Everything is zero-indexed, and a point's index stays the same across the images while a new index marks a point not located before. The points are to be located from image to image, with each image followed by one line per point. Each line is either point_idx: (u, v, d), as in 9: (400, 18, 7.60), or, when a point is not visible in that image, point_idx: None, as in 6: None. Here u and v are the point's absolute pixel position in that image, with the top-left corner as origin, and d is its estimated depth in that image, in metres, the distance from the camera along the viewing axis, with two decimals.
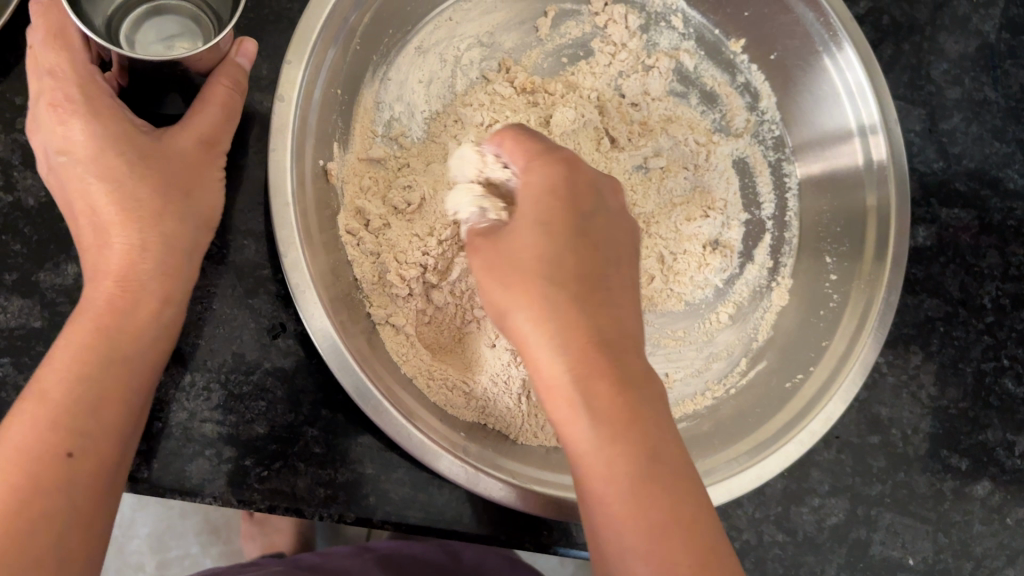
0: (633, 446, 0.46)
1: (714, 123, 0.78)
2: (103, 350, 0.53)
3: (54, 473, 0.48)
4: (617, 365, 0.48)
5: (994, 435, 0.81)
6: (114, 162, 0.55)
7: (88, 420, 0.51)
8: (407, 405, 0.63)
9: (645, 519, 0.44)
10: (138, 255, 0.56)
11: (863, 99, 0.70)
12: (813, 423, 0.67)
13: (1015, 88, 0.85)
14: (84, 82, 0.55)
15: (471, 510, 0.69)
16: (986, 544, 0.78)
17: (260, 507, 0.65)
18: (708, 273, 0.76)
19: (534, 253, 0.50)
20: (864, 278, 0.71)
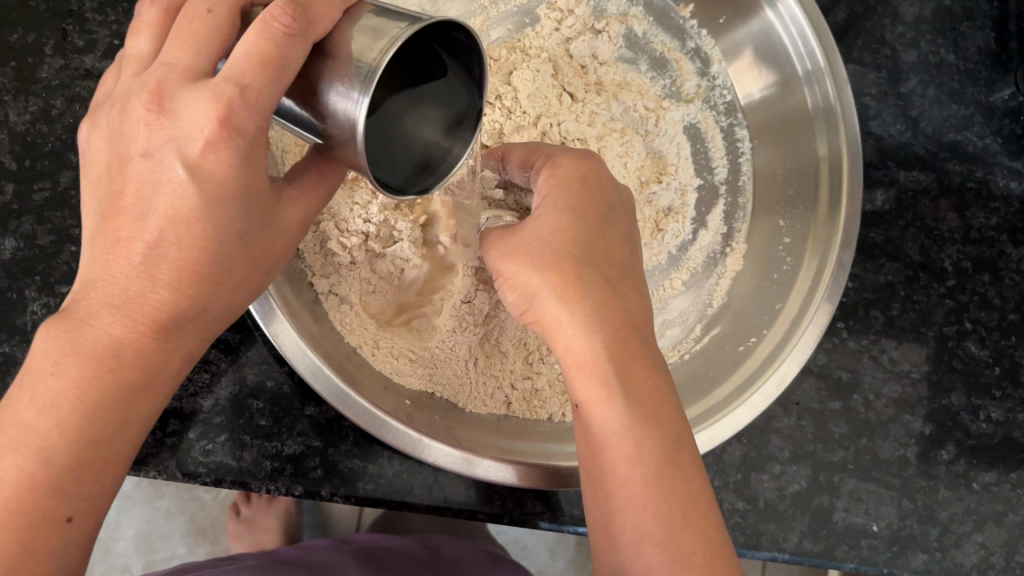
0: (656, 421, 0.47)
1: (664, 89, 0.79)
2: (127, 411, 0.43)
3: (49, 544, 0.40)
4: (641, 349, 0.49)
5: (959, 399, 0.80)
6: (238, 218, 0.43)
7: (90, 483, 0.42)
8: (350, 373, 0.63)
9: (660, 488, 0.46)
10: (192, 314, 0.44)
11: (808, 51, 0.71)
12: (766, 385, 0.67)
13: (972, 51, 0.84)
14: (258, 103, 0.40)
15: (422, 481, 0.68)
16: (952, 509, 0.77)
17: (206, 481, 0.65)
18: (663, 240, 0.76)
19: (564, 231, 0.50)
20: (818, 237, 0.71)
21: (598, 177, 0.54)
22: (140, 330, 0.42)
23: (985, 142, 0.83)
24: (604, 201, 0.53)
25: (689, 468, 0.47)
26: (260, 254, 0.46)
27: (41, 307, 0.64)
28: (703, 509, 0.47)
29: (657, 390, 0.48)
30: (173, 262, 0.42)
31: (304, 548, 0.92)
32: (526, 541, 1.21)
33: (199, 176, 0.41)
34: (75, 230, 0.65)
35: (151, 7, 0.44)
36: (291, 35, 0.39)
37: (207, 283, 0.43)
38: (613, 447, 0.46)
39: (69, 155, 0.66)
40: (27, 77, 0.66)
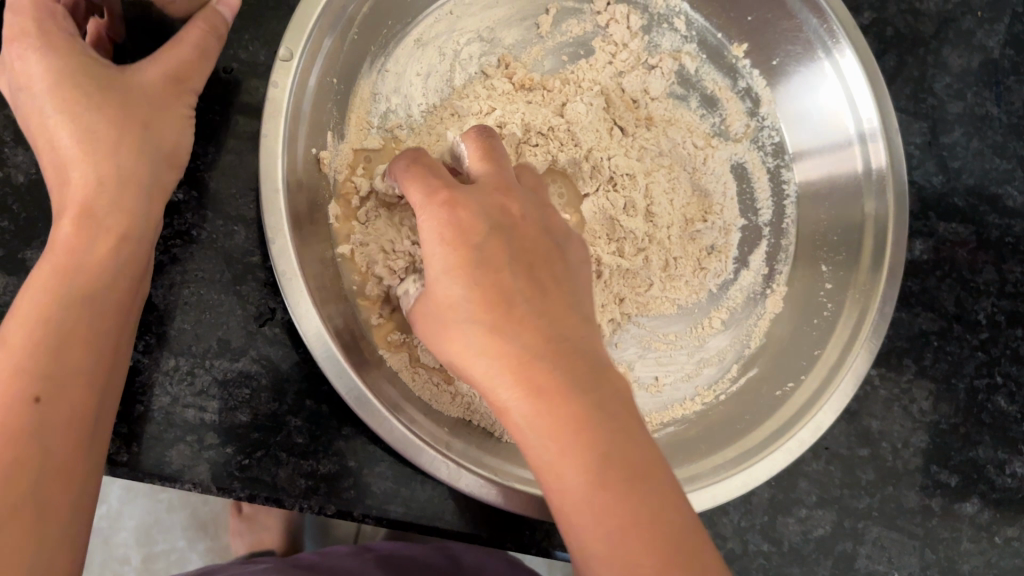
0: (574, 444, 0.45)
1: (713, 127, 0.79)
2: (72, 305, 0.54)
3: (24, 416, 0.49)
4: (545, 376, 0.47)
5: (985, 452, 0.80)
6: (70, 87, 0.55)
7: (61, 359, 0.52)
8: (393, 401, 0.62)
9: (593, 511, 0.44)
10: (96, 188, 0.56)
11: (863, 107, 0.71)
12: (803, 431, 0.67)
13: (1017, 105, 0.84)
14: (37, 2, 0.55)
15: (454, 508, 0.68)
16: (973, 562, 0.78)
17: (240, 496, 0.65)
18: (703, 278, 0.78)
19: (450, 291, 0.51)
20: (859, 286, 0.72)
21: (471, 195, 0.53)
22: (96, 239, 0.56)
23: None
24: (485, 219, 0.52)
25: (629, 472, 0.45)
26: (121, 118, 0.57)
27: None
28: (655, 507, 0.44)
29: (573, 411, 0.46)
30: (86, 143, 0.55)
31: (327, 554, 0.93)
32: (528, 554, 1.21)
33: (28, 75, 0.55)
34: None
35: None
36: None
37: (112, 172, 0.56)
38: (553, 482, 0.46)
39: None
40: None
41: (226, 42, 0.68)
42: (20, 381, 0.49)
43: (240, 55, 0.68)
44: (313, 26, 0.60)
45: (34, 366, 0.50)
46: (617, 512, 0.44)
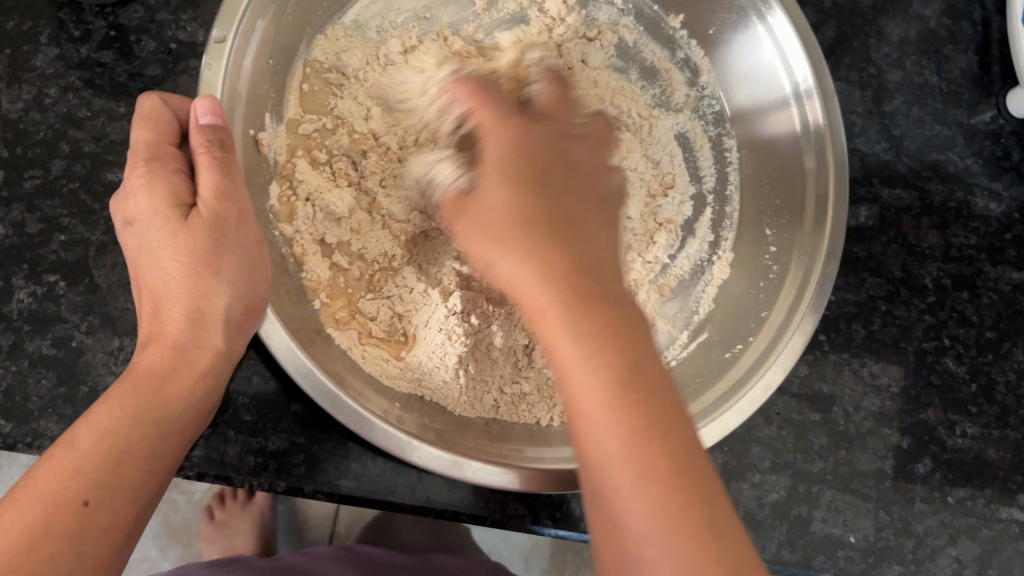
0: (613, 363, 0.44)
1: (654, 98, 0.81)
2: (236, 342, 0.60)
3: (166, 462, 0.53)
4: (598, 295, 0.47)
5: (935, 414, 0.81)
6: (137, 180, 0.56)
7: (175, 406, 0.54)
8: (348, 384, 0.63)
9: (635, 453, 0.42)
10: (219, 237, 0.57)
11: (798, 67, 0.72)
12: (752, 391, 0.67)
13: (956, 73, 0.86)
14: (156, 163, 0.56)
15: (406, 481, 0.68)
16: (927, 522, 0.78)
17: (189, 474, 0.65)
18: (655, 251, 0.79)
19: (508, 202, 0.52)
20: (803, 245, 0.73)
21: (516, 156, 0.54)
22: (155, 256, 0.56)
23: (966, 162, 0.85)
24: (526, 179, 0.54)
25: (659, 405, 0.44)
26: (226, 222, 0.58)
27: (29, 295, 0.64)
28: (694, 466, 0.43)
29: (612, 330, 0.46)
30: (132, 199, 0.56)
31: (309, 555, 0.92)
32: (501, 550, 1.20)
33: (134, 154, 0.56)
34: (65, 219, 0.65)
35: (141, 131, 0.57)
36: (172, 170, 0.57)
37: (230, 239, 0.58)
38: (581, 406, 0.44)
39: (60, 144, 0.66)
40: (21, 65, 0.66)
41: (164, 23, 0.68)
42: (74, 486, 0.47)
43: (179, 36, 0.68)
44: (247, 5, 0.61)
45: (128, 444, 0.50)
46: (652, 466, 0.42)
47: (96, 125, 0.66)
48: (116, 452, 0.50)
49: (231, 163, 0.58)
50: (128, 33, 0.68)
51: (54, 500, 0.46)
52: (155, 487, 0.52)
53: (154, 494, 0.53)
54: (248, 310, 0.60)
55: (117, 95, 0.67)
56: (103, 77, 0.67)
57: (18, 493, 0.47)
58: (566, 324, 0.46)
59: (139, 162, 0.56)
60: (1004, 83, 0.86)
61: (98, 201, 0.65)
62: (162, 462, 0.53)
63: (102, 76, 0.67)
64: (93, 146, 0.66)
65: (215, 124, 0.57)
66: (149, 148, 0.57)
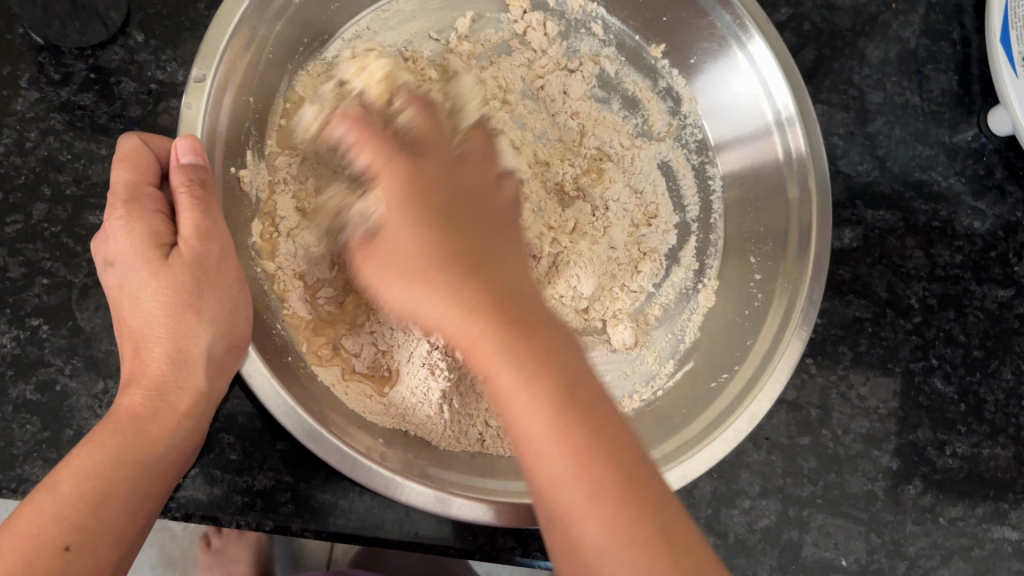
0: (540, 371, 0.47)
1: (636, 128, 0.81)
2: (219, 379, 0.60)
3: (149, 504, 0.53)
4: (517, 317, 0.50)
5: (925, 434, 0.81)
6: (117, 223, 0.55)
7: (158, 448, 0.54)
8: (333, 422, 0.63)
9: (567, 450, 0.45)
10: (201, 276, 0.57)
11: (778, 95, 0.73)
12: (737, 421, 0.67)
13: (936, 93, 0.86)
14: (136, 206, 0.56)
15: (393, 516, 0.68)
16: (919, 544, 0.78)
17: (176, 515, 0.65)
18: (641, 280, 0.79)
19: (405, 232, 0.55)
20: (787, 273, 0.73)
21: (424, 181, 0.58)
22: (136, 297, 0.56)
23: (949, 182, 0.85)
24: (436, 201, 0.57)
25: (587, 407, 0.47)
26: (207, 261, 0.57)
27: (11, 339, 0.64)
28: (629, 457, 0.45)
29: (532, 349, 0.48)
30: (113, 242, 0.55)
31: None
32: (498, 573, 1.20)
33: (114, 196, 0.56)
34: (47, 262, 0.65)
35: (120, 173, 0.57)
36: (152, 212, 0.56)
37: (212, 277, 0.58)
38: (518, 419, 0.47)
39: (42, 187, 0.66)
40: (2, 110, 0.66)
41: (143, 64, 0.68)
42: (56, 530, 0.47)
43: (158, 76, 0.69)
44: (224, 48, 0.61)
45: (109, 487, 0.50)
46: (583, 461, 0.44)
47: (77, 167, 0.66)
48: (97, 495, 0.49)
49: (211, 201, 0.58)
50: (107, 75, 0.68)
51: (34, 544, 0.46)
52: (139, 529, 0.52)
53: (138, 535, 0.52)
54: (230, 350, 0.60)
55: (98, 137, 0.67)
56: (84, 119, 0.67)
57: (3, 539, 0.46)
58: (504, 347, 0.48)
59: (119, 205, 0.56)
60: (985, 101, 0.86)
61: (81, 244, 0.66)
62: (145, 504, 0.53)
63: (82, 118, 0.67)
64: (74, 189, 0.66)
65: (195, 163, 0.57)
66: (129, 190, 0.56)
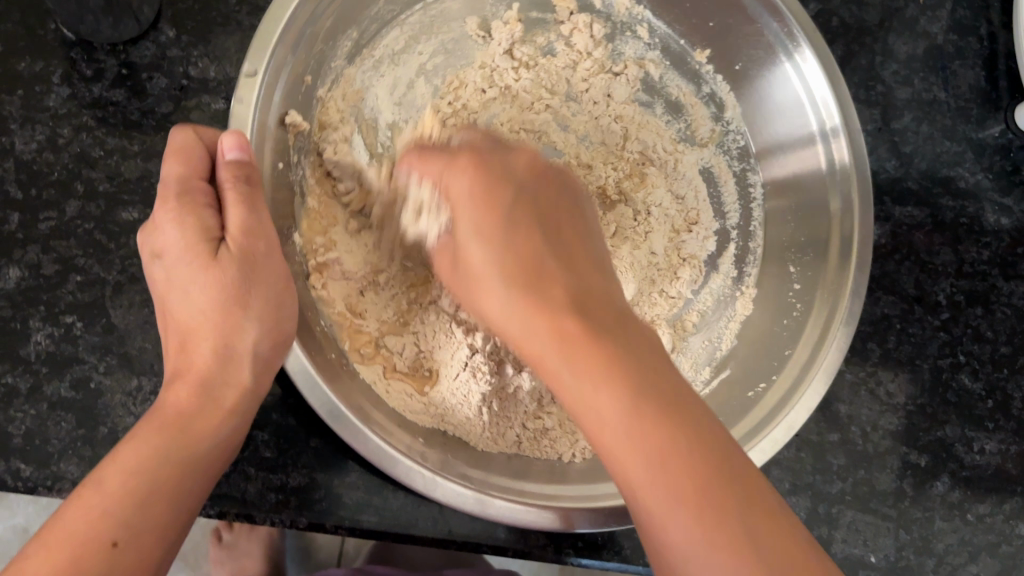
0: (617, 375, 0.47)
1: (680, 132, 0.82)
2: (263, 377, 0.59)
3: (193, 502, 0.53)
4: (621, 332, 0.50)
5: (953, 431, 0.81)
6: (169, 215, 0.55)
7: (204, 446, 0.54)
8: (372, 419, 0.63)
9: (652, 458, 0.44)
10: (248, 273, 0.57)
11: (825, 106, 0.72)
12: (778, 427, 0.67)
13: (964, 88, 0.86)
14: (185, 198, 0.56)
15: (427, 514, 0.68)
16: (947, 540, 0.78)
17: (210, 513, 0.64)
18: (680, 286, 0.80)
19: (467, 203, 0.58)
20: (827, 285, 0.73)
21: (495, 169, 0.60)
22: (184, 289, 0.56)
23: (976, 178, 0.85)
24: (512, 189, 0.59)
25: (671, 408, 0.46)
26: (256, 258, 0.58)
27: (46, 336, 0.64)
28: (727, 471, 0.45)
29: (602, 346, 0.49)
30: (163, 235, 0.55)
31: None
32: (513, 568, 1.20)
33: (164, 188, 0.56)
34: (80, 259, 0.65)
35: (171, 165, 0.57)
36: (200, 206, 0.56)
37: (259, 276, 0.58)
38: (608, 438, 0.46)
39: (74, 184, 0.66)
40: (34, 106, 0.66)
41: (175, 60, 0.68)
42: (106, 526, 0.47)
43: (191, 72, 0.68)
44: (276, 41, 0.60)
45: (154, 484, 0.50)
46: (673, 475, 0.44)
47: (110, 163, 0.66)
48: (145, 492, 0.49)
49: (258, 199, 0.58)
50: (139, 71, 0.68)
51: (85, 541, 0.46)
52: (184, 525, 0.52)
53: (182, 532, 0.52)
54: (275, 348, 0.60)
55: (130, 133, 0.67)
56: (116, 115, 0.67)
57: (52, 533, 0.47)
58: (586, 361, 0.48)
59: (171, 198, 0.55)
60: (1012, 97, 0.86)
61: (114, 241, 0.65)
62: (190, 502, 0.53)
63: (114, 114, 0.67)
64: (107, 185, 0.66)
65: (241, 160, 0.57)
66: (178, 181, 0.56)
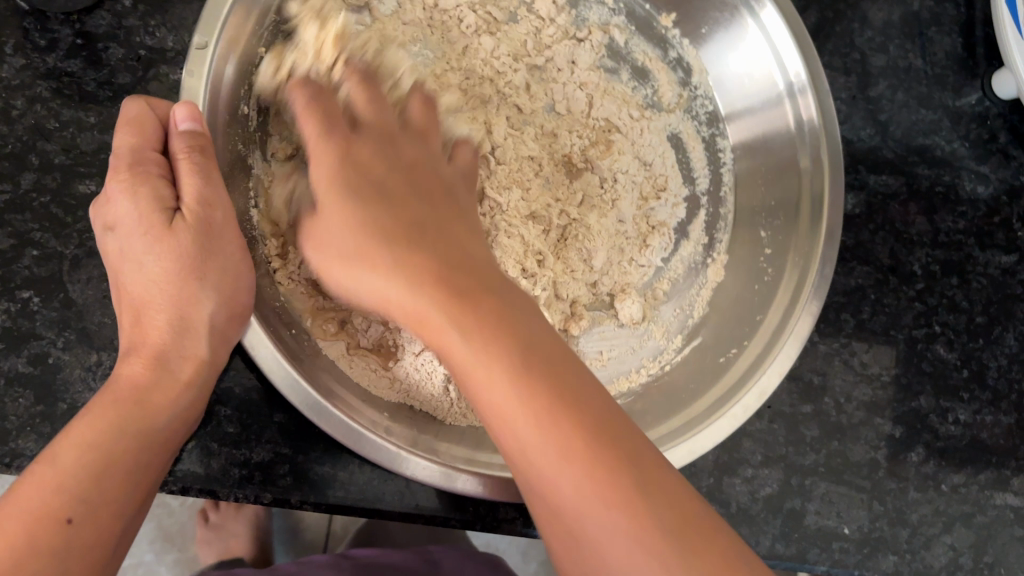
0: (503, 357, 0.45)
1: (646, 98, 0.80)
2: (221, 351, 0.59)
3: (151, 477, 0.52)
4: (485, 306, 0.48)
5: (927, 402, 0.80)
6: (120, 187, 0.54)
7: (160, 419, 0.53)
8: (338, 396, 0.62)
9: (553, 430, 0.44)
10: (206, 243, 0.56)
11: (791, 62, 0.73)
12: (748, 397, 0.67)
13: (940, 56, 0.85)
14: (137, 169, 0.55)
15: (394, 488, 0.67)
16: (921, 511, 0.78)
17: (173, 489, 0.64)
18: (650, 255, 0.78)
19: (364, 206, 0.54)
20: (800, 245, 0.73)
21: (366, 149, 0.58)
22: (138, 262, 0.55)
23: (952, 146, 0.84)
24: (337, 171, 0.56)
25: (555, 378, 0.45)
26: (215, 229, 0.56)
27: (2, 312, 0.63)
28: (624, 446, 0.45)
29: (495, 328, 0.47)
30: (115, 208, 0.54)
31: (301, 563, 0.90)
32: (498, 545, 1.20)
33: (116, 159, 0.55)
34: (37, 233, 0.64)
35: (123, 136, 0.55)
36: (154, 176, 0.55)
37: (217, 248, 0.57)
38: (499, 413, 0.45)
39: (29, 157, 0.64)
40: None
41: (132, 29, 0.67)
42: (58, 502, 0.46)
43: (147, 42, 0.67)
44: (227, 12, 0.59)
45: (110, 460, 0.49)
46: (584, 459, 0.43)
47: (66, 136, 0.65)
48: (100, 466, 0.48)
49: (216, 169, 0.57)
50: (95, 41, 0.66)
51: (36, 517, 0.45)
52: (141, 500, 0.51)
53: (140, 507, 0.52)
54: (239, 322, 0.59)
55: (86, 104, 0.66)
56: (72, 86, 0.65)
57: (2, 509, 0.46)
58: (482, 350, 0.46)
59: (122, 170, 0.54)
60: (989, 65, 0.85)
61: (71, 214, 0.64)
62: (148, 476, 0.52)
63: (69, 85, 0.65)
64: (63, 158, 0.65)
65: (194, 130, 0.55)
66: (131, 150, 0.55)
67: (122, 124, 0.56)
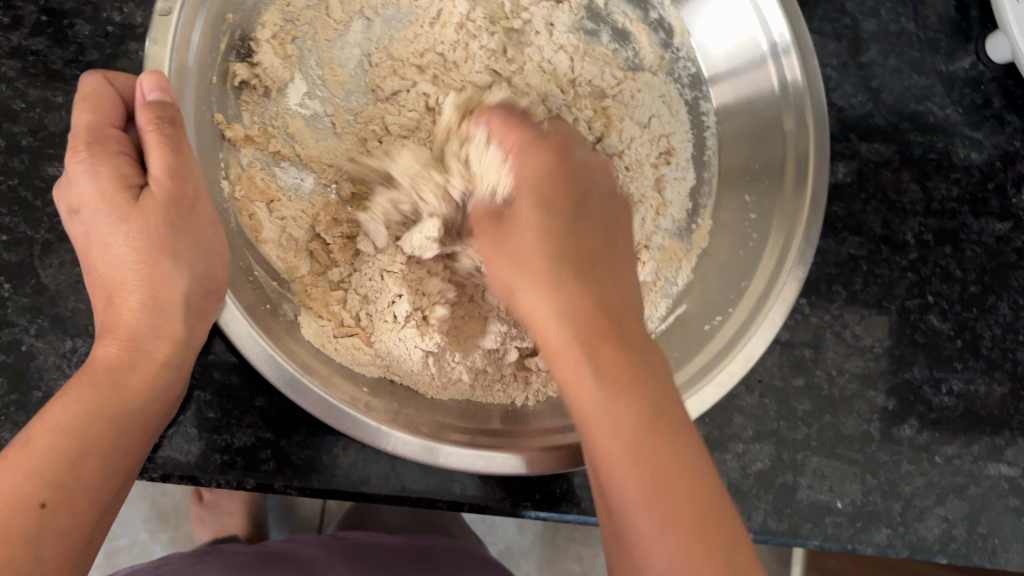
0: (624, 385, 0.49)
1: (628, 61, 0.78)
2: (197, 330, 0.57)
3: (127, 461, 0.51)
4: (616, 339, 0.52)
5: (920, 372, 0.79)
6: (80, 165, 0.52)
7: (137, 402, 0.51)
8: (321, 375, 0.61)
9: (637, 456, 0.47)
10: (174, 221, 0.53)
11: (773, 22, 0.71)
12: (732, 364, 0.66)
13: (933, 19, 0.83)
14: (97, 147, 0.52)
15: (379, 470, 0.66)
16: (914, 483, 0.76)
17: (154, 476, 0.63)
18: (653, 220, 0.76)
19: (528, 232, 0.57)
20: (784, 213, 0.72)
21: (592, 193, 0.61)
22: (104, 243, 0.53)
23: (946, 112, 0.82)
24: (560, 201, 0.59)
25: (657, 411, 0.49)
26: (183, 205, 0.54)
27: None
28: (696, 473, 0.46)
29: (623, 360, 0.51)
30: (76, 187, 0.52)
31: (291, 542, 0.87)
32: (494, 518, 1.19)
33: (76, 138, 0.53)
34: (6, 218, 0.62)
35: (81, 113, 0.53)
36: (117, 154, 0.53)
37: (186, 226, 0.55)
38: (602, 430, 0.48)
39: None
40: None
41: (99, 5, 0.65)
42: (32, 487, 0.45)
43: (115, 18, 0.65)
44: None
45: (87, 442, 0.48)
46: (667, 497, 0.45)
47: (32, 117, 0.63)
48: (74, 451, 0.47)
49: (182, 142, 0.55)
50: (61, 17, 0.64)
51: (11, 503, 0.44)
52: (119, 486, 0.50)
53: (117, 492, 0.50)
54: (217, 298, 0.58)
55: (53, 83, 0.64)
56: (37, 65, 0.64)
57: None
58: (571, 339, 0.52)
59: (79, 147, 0.52)
60: (983, 28, 0.83)
61: (41, 198, 0.63)
62: (124, 461, 0.50)
63: (35, 64, 0.63)
64: (31, 139, 0.63)
65: (162, 100, 0.54)
66: (89, 128, 0.53)
67: (80, 101, 0.54)
